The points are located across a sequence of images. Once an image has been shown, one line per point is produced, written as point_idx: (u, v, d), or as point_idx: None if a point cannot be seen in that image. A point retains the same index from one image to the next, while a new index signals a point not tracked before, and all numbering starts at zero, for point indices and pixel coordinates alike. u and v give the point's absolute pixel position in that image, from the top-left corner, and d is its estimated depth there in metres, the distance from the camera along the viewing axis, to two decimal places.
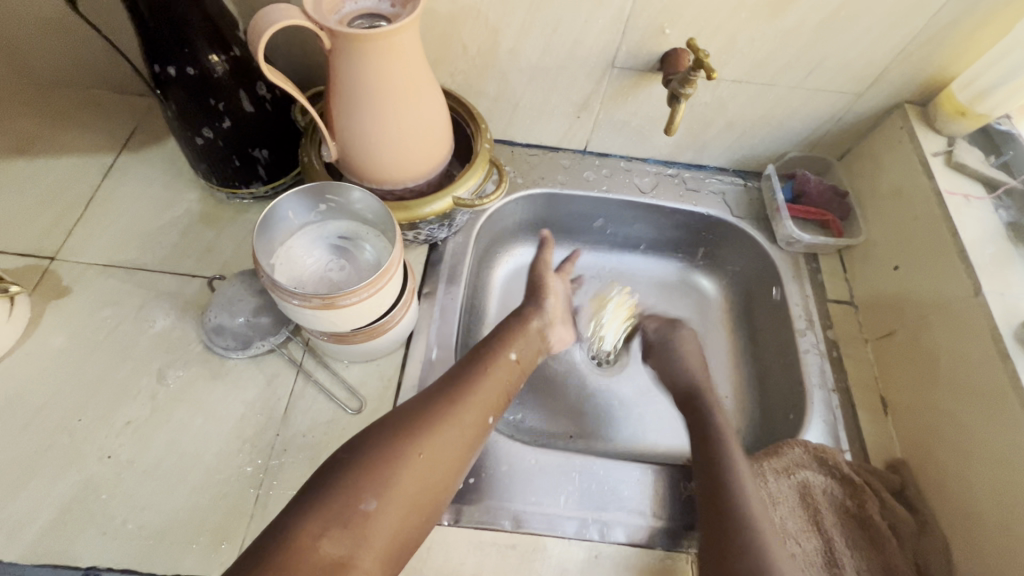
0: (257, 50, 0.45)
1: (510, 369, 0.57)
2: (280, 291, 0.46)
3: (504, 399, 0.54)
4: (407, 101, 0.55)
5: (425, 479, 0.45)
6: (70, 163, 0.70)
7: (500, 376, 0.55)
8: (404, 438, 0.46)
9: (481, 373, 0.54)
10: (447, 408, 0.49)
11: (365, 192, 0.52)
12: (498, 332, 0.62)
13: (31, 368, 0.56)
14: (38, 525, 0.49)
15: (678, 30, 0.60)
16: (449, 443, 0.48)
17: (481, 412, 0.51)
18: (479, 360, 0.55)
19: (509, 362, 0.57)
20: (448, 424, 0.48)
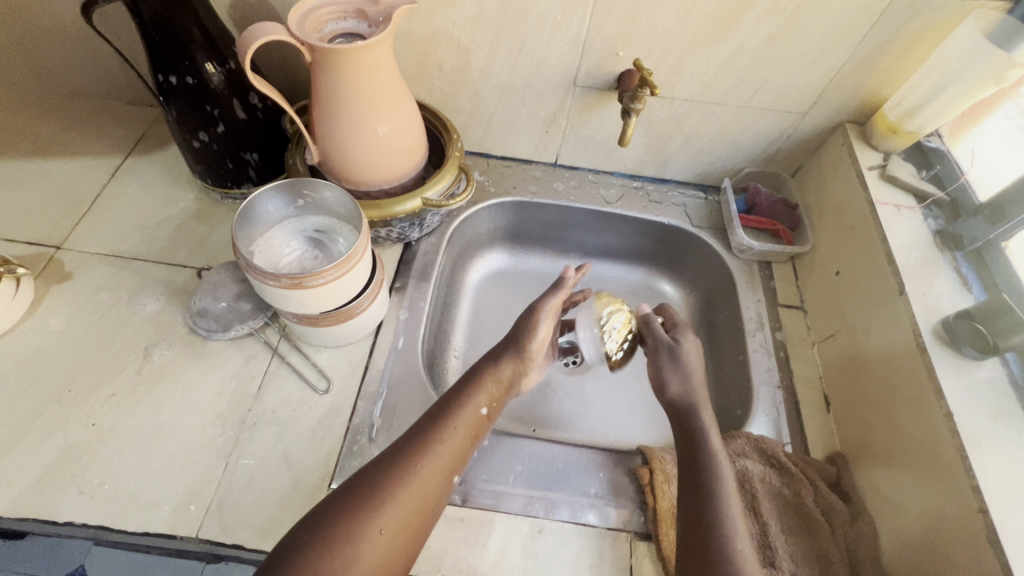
0: (244, 60, 0.51)
1: (479, 421, 0.55)
2: (255, 272, 0.51)
3: (466, 456, 0.53)
4: (380, 109, 0.61)
5: (388, 542, 0.45)
6: (82, 164, 0.77)
7: (466, 425, 0.54)
8: (364, 508, 0.45)
9: (445, 432, 0.52)
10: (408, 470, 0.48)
11: (335, 189, 0.59)
12: (467, 374, 0.59)
13: (28, 343, 0.61)
14: (23, 482, 0.53)
15: (631, 53, 0.67)
16: (410, 504, 0.47)
17: (444, 472, 0.50)
18: (444, 418, 0.53)
19: (477, 411, 0.55)
20: (408, 486, 0.48)
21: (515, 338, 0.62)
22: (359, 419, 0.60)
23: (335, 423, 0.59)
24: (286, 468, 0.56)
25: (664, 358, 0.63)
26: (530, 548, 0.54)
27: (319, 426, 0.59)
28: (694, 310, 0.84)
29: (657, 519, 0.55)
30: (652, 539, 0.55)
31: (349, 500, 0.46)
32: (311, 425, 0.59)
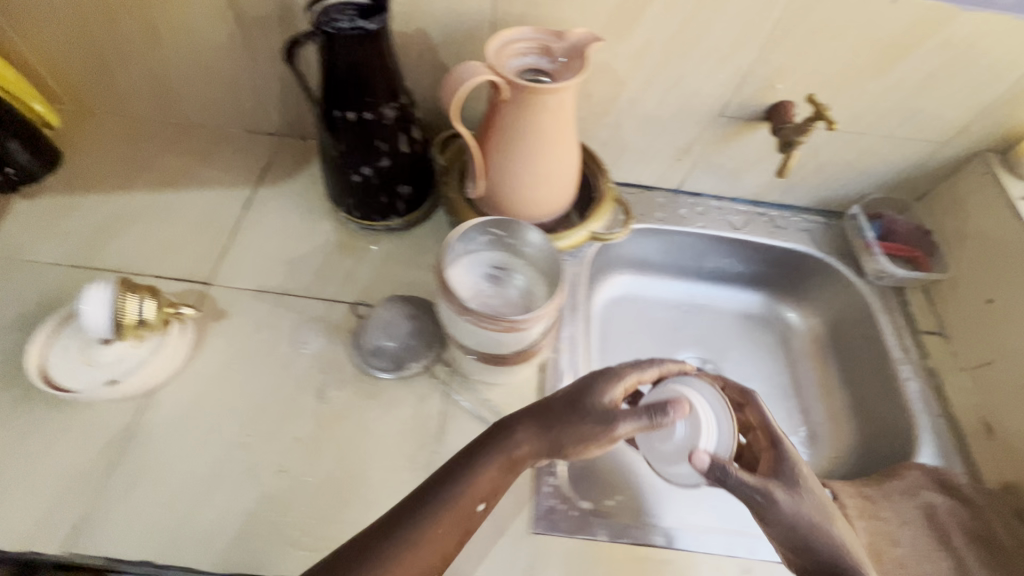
0: (456, 100, 0.52)
1: (524, 457, 0.50)
2: (474, 315, 0.51)
3: (500, 484, 0.49)
4: (559, 146, 0.61)
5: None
6: (214, 196, 0.76)
7: (511, 464, 0.49)
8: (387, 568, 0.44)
9: (478, 471, 0.48)
10: (429, 513, 0.46)
11: (534, 231, 0.59)
12: (517, 415, 0.51)
13: (199, 385, 0.60)
14: (228, 535, 0.51)
15: (788, 85, 0.67)
16: (442, 542, 0.47)
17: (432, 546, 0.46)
18: (474, 458, 0.49)
19: (516, 456, 0.49)
20: (442, 527, 0.47)
21: (580, 402, 0.50)
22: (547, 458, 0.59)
23: None
24: None
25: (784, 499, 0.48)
26: None
27: None
28: (821, 335, 0.85)
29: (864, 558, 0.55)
30: None
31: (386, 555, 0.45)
32: None
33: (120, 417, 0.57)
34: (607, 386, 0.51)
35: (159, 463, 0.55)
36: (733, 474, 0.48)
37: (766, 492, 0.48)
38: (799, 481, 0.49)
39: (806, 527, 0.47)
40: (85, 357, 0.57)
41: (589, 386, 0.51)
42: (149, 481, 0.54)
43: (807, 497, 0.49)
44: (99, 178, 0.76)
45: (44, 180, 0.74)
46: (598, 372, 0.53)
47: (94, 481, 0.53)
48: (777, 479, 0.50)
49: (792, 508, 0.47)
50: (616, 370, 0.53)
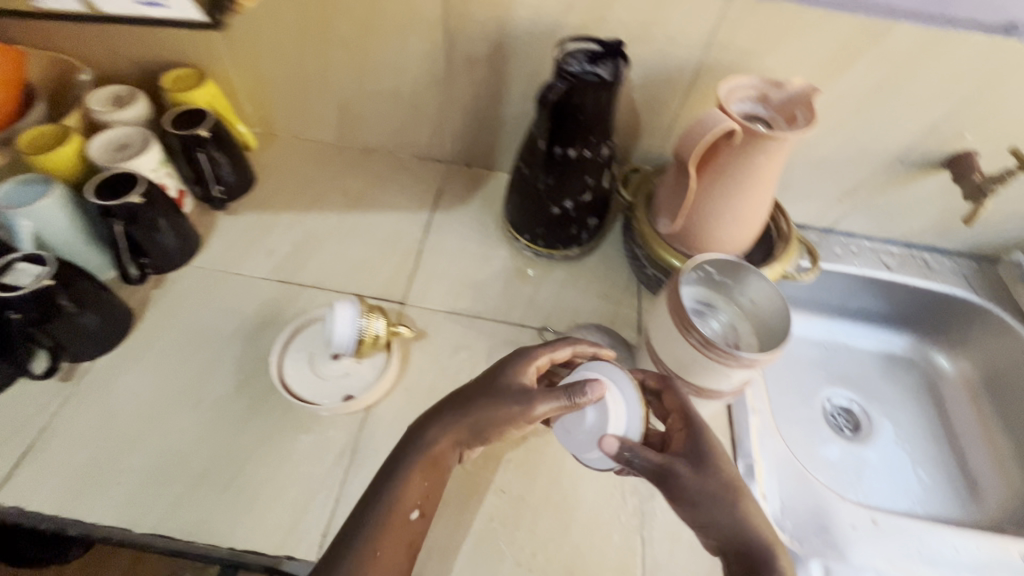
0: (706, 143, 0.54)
1: (444, 454, 0.50)
2: (716, 351, 0.52)
3: (436, 483, 0.50)
4: (767, 189, 0.63)
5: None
6: (395, 218, 0.80)
7: (429, 462, 0.49)
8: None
9: (403, 475, 0.49)
10: (376, 531, 0.47)
11: (756, 278, 0.59)
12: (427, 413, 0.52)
13: (411, 402, 0.62)
14: (462, 550, 0.53)
15: (977, 135, 0.69)
16: (397, 545, 0.48)
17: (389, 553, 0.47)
18: (398, 467, 0.49)
19: (437, 454, 0.49)
20: (387, 540, 0.47)
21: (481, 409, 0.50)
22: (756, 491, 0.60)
23: None
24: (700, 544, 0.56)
25: (685, 466, 0.48)
26: None
27: None
28: (975, 379, 0.86)
29: None
30: None
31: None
32: None
33: (346, 430, 0.59)
34: (520, 368, 0.52)
35: None
36: (642, 454, 0.48)
37: (661, 465, 0.48)
38: (710, 456, 0.49)
39: (709, 496, 0.47)
40: (315, 370, 0.61)
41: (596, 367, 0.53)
42: None
43: (712, 471, 0.48)
44: (289, 198, 0.81)
45: (242, 199, 0.80)
46: (510, 358, 0.53)
47: (332, 490, 0.56)
48: (684, 455, 0.49)
49: (697, 485, 0.47)
50: (531, 351, 0.53)
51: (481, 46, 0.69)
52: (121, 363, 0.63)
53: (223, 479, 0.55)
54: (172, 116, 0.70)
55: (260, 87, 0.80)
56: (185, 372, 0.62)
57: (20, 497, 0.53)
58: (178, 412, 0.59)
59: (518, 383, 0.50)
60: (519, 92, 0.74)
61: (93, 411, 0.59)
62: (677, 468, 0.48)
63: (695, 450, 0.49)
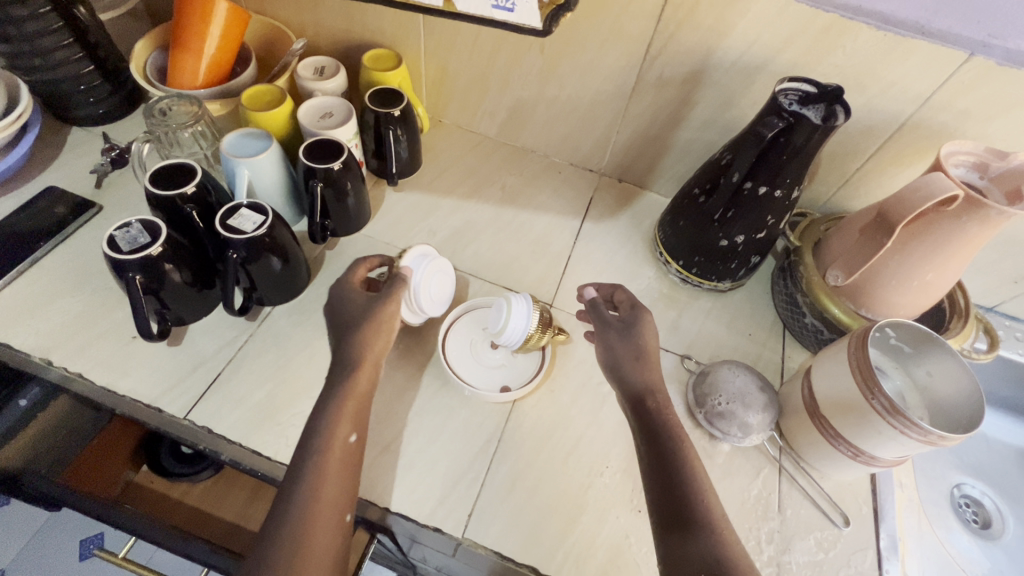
0: (927, 201, 0.52)
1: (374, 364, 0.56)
2: (902, 422, 0.51)
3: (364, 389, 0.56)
4: (963, 263, 0.60)
5: (337, 498, 0.48)
6: (547, 221, 0.82)
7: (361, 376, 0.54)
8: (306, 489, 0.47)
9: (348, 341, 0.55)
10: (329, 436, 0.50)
11: (947, 356, 0.55)
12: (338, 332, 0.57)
13: (555, 404, 0.64)
14: (597, 561, 0.54)
15: None
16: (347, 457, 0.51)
17: (344, 471, 0.50)
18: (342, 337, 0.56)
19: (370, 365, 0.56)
20: (336, 423, 0.52)
21: (375, 318, 0.57)
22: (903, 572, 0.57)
23: (866, 568, 0.57)
24: None
25: (615, 335, 0.60)
26: None
27: (853, 569, 0.57)
28: None
29: None
30: None
31: (306, 468, 0.49)
32: (845, 565, 0.57)
33: (493, 418, 0.61)
34: (355, 267, 0.62)
35: (530, 473, 0.59)
36: (600, 311, 0.63)
37: (612, 321, 0.62)
38: (642, 342, 0.60)
39: (635, 349, 0.59)
40: (474, 354, 0.64)
41: (340, 298, 0.59)
42: (523, 487, 0.58)
43: (634, 338, 0.60)
44: (450, 185, 0.84)
45: (407, 178, 0.84)
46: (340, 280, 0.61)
47: (478, 474, 0.58)
48: (617, 323, 0.61)
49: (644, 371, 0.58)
50: (346, 278, 0.61)
51: (679, 70, 0.70)
52: (297, 314, 0.68)
53: (381, 441, 0.58)
54: (371, 93, 0.75)
55: (442, 76, 0.84)
56: None
57: (208, 419, 0.58)
58: None
59: (331, 317, 0.59)
60: (700, 119, 0.74)
61: (272, 353, 0.64)
62: (609, 324, 0.62)
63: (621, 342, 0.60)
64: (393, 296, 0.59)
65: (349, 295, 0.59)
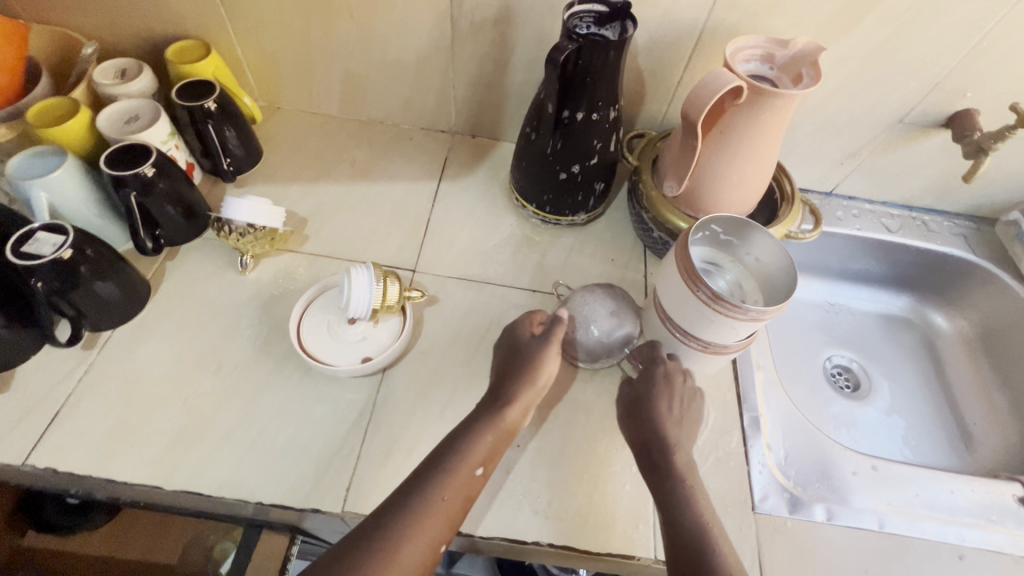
0: (709, 97, 0.56)
1: (515, 423, 0.56)
2: (725, 305, 0.54)
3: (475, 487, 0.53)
4: (770, 151, 0.64)
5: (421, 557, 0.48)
6: (403, 188, 0.81)
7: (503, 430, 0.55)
8: (407, 524, 0.48)
9: None
10: (448, 483, 0.50)
11: (767, 239, 0.59)
12: None
13: (426, 365, 0.64)
14: (481, 502, 0.56)
15: (979, 94, 0.69)
16: (447, 519, 0.49)
17: (440, 533, 0.49)
18: None
19: (511, 424, 0.56)
20: None
21: (524, 366, 0.58)
22: (757, 439, 0.62)
23: (733, 447, 0.62)
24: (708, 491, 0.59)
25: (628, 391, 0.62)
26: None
27: (721, 449, 0.62)
28: (972, 335, 0.87)
29: None
30: None
31: None
32: (713, 449, 0.62)
33: (363, 391, 0.61)
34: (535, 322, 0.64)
35: (406, 435, 0.59)
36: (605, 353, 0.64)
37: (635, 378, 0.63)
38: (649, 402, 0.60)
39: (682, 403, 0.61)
40: (332, 333, 0.63)
41: (516, 343, 0.62)
42: (400, 450, 0.58)
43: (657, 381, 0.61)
44: (296, 171, 0.81)
45: (250, 171, 0.80)
46: (513, 329, 0.63)
47: (352, 448, 0.57)
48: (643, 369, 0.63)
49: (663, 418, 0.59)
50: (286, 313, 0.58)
51: (488, 12, 0.69)
52: (140, 332, 0.64)
53: (246, 439, 0.57)
54: (179, 88, 0.71)
55: (262, 60, 0.80)
56: (201, 339, 0.63)
57: (51, 459, 0.55)
58: (198, 375, 0.60)
59: (505, 359, 0.61)
60: (525, 59, 0.75)
61: (116, 377, 0.60)
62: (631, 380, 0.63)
63: (640, 390, 0.61)
64: (556, 339, 0.60)
65: (526, 339, 0.62)
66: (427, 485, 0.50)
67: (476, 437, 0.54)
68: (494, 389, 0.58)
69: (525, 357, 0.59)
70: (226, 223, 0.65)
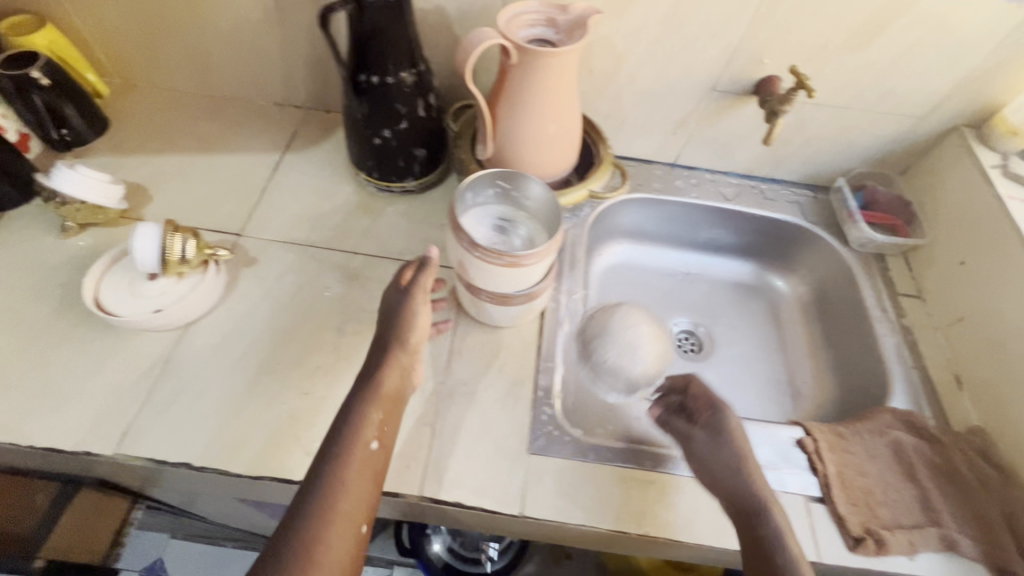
0: (471, 56, 0.59)
1: (397, 388, 0.57)
2: (481, 251, 0.57)
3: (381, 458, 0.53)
4: (561, 112, 0.67)
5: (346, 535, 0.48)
6: (245, 159, 0.83)
7: (385, 400, 0.55)
8: (325, 499, 0.47)
9: None
10: (345, 459, 0.50)
11: (538, 185, 0.64)
12: None
13: (230, 321, 0.66)
14: (256, 445, 0.58)
15: (775, 61, 0.73)
16: (359, 489, 0.50)
17: (358, 506, 0.49)
18: None
19: (392, 391, 0.56)
20: None
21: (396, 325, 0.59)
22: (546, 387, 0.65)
23: (522, 395, 0.65)
24: (487, 434, 0.61)
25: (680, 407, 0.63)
26: (719, 509, 0.58)
27: (509, 397, 0.64)
28: (807, 299, 0.90)
29: (829, 483, 0.60)
30: (825, 501, 0.60)
31: None
32: (501, 397, 0.64)
33: (162, 344, 0.63)
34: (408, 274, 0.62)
35: (195, 385, 0.61)
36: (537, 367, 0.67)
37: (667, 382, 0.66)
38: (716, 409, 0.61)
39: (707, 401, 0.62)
40: (132, 290, 0.64)
41: (393, 305, 0.60)
42: (186, 398, 0.60)
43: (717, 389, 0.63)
44: (140, 143, 0.83)
45: (94, 143, 0.82)
46: (391, 290, 0.61)
47: (138, 397, 0.59)
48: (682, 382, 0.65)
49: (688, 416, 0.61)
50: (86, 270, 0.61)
51: None
52: None
53: (31, 388, 0.58)
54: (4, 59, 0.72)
55: (106, 36, 0.82)
56: (8, 297, 0.65)
57: None
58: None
59: (381, 322, 0.60)
60: None
61: None
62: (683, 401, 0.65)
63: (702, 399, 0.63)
64: (418, 289, 0.60)
65: (401, 298, 0.60)
66: (330, 464, 0.49)
67: (358, 413, 0.53)
68: (371, 354, 0.58)
69: (393, 316, 0.60)
70: (56, 195, 0.68)
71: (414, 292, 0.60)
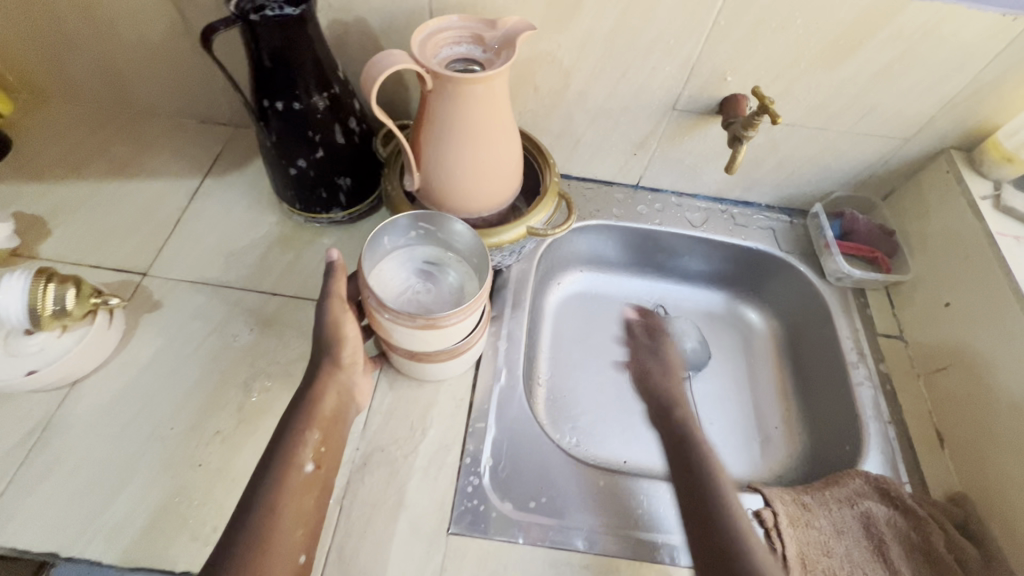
0: (375, 83, 0.50)
1: (336, 406, 0.51)
2: (389, 313, 0.50)
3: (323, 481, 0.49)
4: (493, 140, 0.59)
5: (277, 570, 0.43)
6: (160, 186, 0.75)
7: (323, 420, 0.50)
8: (253, 533, 0.42)
9: None
10: (279, 488, 0.45)
11: (464, 227, 0.56)
12: None
13: (122, 378, 0.59)
14: (134, 528, 0.51)
15: (739, 78, 0.65)
16: (294, 518, 0.45)
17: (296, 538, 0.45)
18: None
19: (329, 411, 0.50)
20: None
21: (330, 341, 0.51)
22: (474, 453, 0.58)
23: (447, 462, 0.58)
24: (402, 511, 0.54)
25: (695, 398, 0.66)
26: None
27: (431, 464, 0.57)
28: (781, 334, 0.83)
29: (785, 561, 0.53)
30: None
31: None
32: (423, 465, 0.57)
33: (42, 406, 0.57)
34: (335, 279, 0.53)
35: (73, 456, 0.54)
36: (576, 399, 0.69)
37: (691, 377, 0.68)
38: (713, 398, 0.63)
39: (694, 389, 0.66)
40: (7, 346, 0.57)
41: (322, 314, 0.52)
42: (61, 472, 0.53)
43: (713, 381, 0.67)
44: (43, 168, 0.75)
45: None
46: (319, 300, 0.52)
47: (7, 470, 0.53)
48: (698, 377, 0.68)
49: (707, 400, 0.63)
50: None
51: None
52: None
53: None
54: None
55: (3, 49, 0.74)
56: None
57: None
58: None
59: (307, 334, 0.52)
60: None
61: None
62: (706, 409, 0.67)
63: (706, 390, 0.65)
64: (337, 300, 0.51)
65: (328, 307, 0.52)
66: (262, 492, 0.44)
67: (297, 436, 0.47)
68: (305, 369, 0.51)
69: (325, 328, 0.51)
70: None
71: (333, 302, 0.51)
